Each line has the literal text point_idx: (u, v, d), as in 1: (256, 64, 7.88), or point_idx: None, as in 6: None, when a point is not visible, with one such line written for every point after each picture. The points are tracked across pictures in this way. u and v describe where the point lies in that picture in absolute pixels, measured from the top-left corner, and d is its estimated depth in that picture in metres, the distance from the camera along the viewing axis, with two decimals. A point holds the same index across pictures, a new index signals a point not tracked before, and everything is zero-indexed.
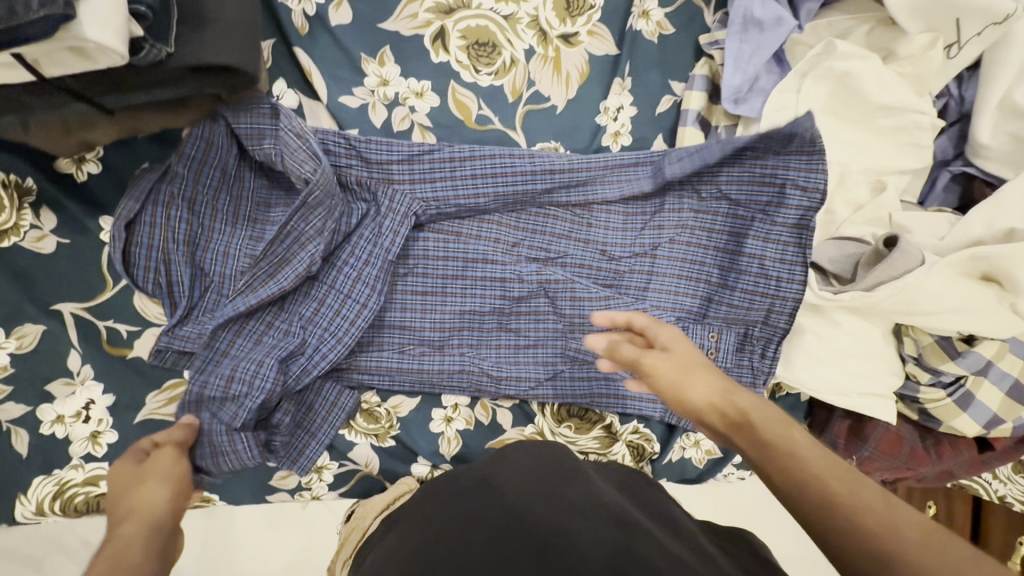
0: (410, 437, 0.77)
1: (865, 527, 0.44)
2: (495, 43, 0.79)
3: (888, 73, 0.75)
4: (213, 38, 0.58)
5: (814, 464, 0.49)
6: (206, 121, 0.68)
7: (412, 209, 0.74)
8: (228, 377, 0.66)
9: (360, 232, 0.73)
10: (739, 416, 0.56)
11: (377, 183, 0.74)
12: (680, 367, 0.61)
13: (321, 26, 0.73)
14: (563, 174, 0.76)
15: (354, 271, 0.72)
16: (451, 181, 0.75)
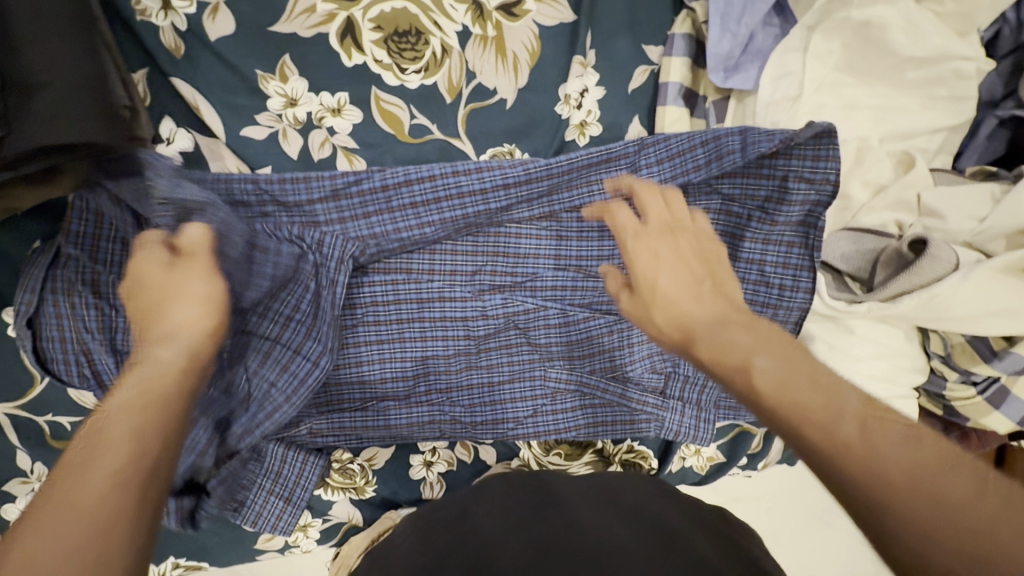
0: (390, 487, 0.73)
1: (865, 463, 0.33)
2: (419, 30, 0.63)
3: (919, 16, 0.59)
4: (49, 107, 0.47)
5: (799, 394, 0.38)
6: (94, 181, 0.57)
7: (347, 251, 0.64)
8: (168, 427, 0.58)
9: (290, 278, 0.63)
10: (697, 335, 0.47)
11: (302, 229, 0.63)
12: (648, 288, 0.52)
13: (198, 43, 0.59)
14: (520, 183, 0.63)
15: (289, 329, 0.63)
16: (387, 212, 0.64)
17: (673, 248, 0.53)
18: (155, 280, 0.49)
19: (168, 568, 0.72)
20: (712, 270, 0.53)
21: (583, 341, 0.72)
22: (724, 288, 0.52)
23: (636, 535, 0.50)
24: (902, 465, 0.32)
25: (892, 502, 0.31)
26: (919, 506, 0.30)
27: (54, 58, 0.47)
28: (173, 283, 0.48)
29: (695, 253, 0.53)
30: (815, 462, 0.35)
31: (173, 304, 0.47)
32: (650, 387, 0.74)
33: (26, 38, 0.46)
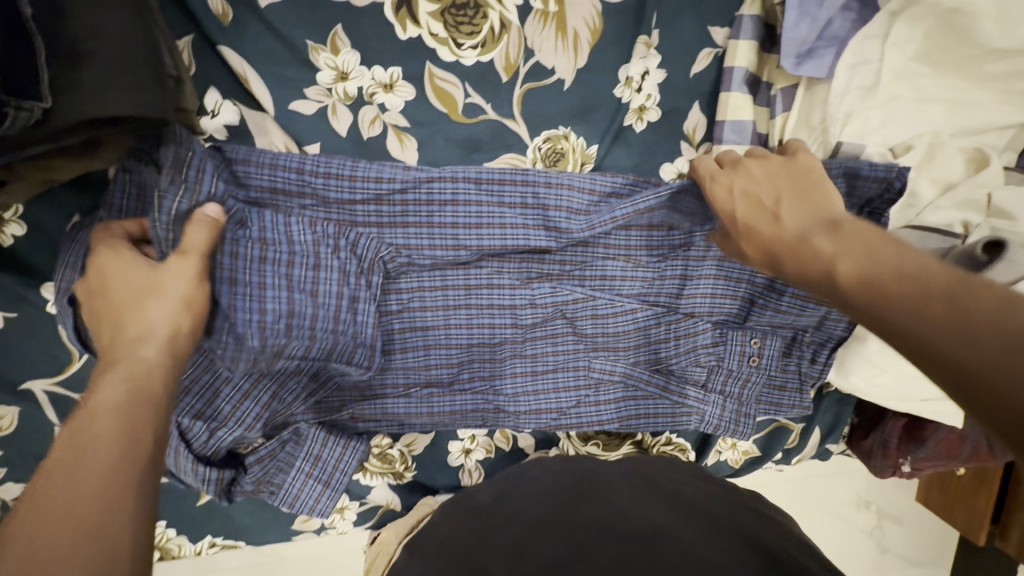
0: (428, 474, 0.73)
1: (938, 305, 0.33)
2: (478, 3, 0.59)
3: (1013, 4, 0.55)
4: (98, 78, 0.44)
5: (858, 251, 0.40)
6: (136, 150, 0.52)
7: (381, 254, 0.60)
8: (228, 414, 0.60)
9: (309, 277, 0.56)
10: (775, 246, 0.48)
11: (336, 228, 0.58)
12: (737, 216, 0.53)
13: (248, 10, 0.56)
14: (587, 214, 0.62)
15: (307, 334, 0.57)
16: (427, 220, 0.60)
17: (750, 185, 0.53)
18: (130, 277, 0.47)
19: (204, 546, 0.72)
20: (803, 186, 0.51)
21: (629, 335, 0.71)
22: (802, 200, 0.49)
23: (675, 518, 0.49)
24: (967, 297, 0.33)
25: (968, 350, 0.30)
26: (993, 334, 0.30)
27: (105, 27, 0.44)
28: (139, 286, 0.47)
29: (770, 181, 0.52)
30: (893, 333, 0.35)
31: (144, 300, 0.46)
32: (692, 379, 0.73)
33: (76, 4, 0.43)
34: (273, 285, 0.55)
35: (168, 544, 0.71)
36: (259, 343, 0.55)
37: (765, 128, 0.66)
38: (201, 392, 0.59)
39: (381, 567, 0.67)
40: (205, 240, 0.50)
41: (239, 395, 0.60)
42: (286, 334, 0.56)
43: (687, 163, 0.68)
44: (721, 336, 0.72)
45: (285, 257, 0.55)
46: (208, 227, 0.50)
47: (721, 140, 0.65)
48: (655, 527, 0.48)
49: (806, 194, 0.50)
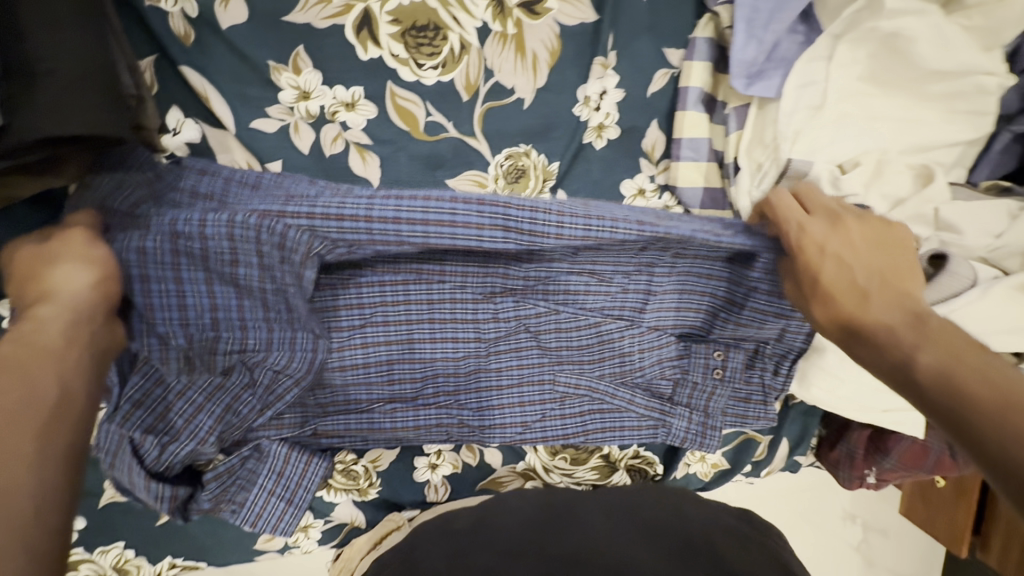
0: (393, 490, 0.72)
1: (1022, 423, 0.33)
2: (438, 25, 0.61)
3: (948, 27, 0.58)
4: (54, 97, 0.45)
5: (950, 353, 0.39)
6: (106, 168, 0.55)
7: (314, 248, 0.55)
8: (179, 427, 0.59)
9: (238, 270, 0.54)
10: (857, 320, 0.47)
11: (259, 217, 0.52)
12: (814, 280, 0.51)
13: (210, 32, 0.57)
14: (558, 217, 0.56)
15: (239, 334, 0.58)
16: (365, 219, 0.54)
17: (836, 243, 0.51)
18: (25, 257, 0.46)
19: (165, 567, 0.71)
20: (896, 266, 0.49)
21: (593, 347, 0.71)
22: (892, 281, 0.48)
23: (646, 549, 0.50)
24: None
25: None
26: None
27: (64, 48, 0.45)
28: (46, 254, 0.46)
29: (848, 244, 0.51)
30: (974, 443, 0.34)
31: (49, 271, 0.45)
32: (656, 392, 0.74)
33: (31, 24, 0.44)
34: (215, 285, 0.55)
35: (126, 566, 0.69)
36: (187, 341, 0.57)
37: (721, 145, 0.68)
38: (154, 408, 0.59)
39: None
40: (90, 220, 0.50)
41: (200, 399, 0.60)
42: (214, 326, 0.57)
43: (647, 179, 0.69)
44: (685, 349, 0.73)
45: (201, 252, 0.53)
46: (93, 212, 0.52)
47: (680, 157, 0.68)
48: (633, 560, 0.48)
49: (894, 274, 0.49)
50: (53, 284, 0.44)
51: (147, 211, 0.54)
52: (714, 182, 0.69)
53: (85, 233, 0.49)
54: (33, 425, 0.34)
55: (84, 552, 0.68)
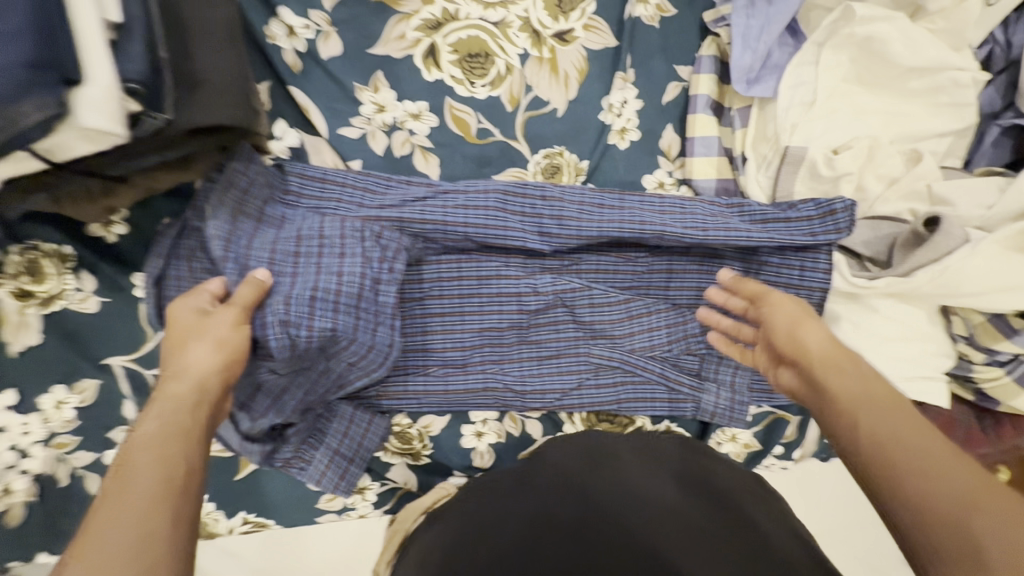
0: (444, 455, 0.79)
1: (941, 504, 0.42)
2: (488, 52, 0.76)
3: (916, 32, 0.69)
4: (206, 98, 0.59)
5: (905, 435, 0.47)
6: (228, 162, 0.68)
7: (403, 244, 0.71)
8: (271, 399, 0.69)
9: (332, 262, 0.66)
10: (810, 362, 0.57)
11: (363, 223, 0.69)
12: (794, 320, 0.61)
13: (313, 61, 0.73)
14: (579, 219, 0.72)
15: (331, 314, 0.64)
16: (442, 219, 0.71)
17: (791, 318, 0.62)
18: (188, 321, 0.58)
19: (237, 524, 0.78)
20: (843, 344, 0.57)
21: (624, 322, 0.79)
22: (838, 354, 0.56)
23: (675, 497, 0.55)
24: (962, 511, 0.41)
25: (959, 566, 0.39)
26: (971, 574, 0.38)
27: (216, 65, 0.60)
28: (201, 327, 0.57)
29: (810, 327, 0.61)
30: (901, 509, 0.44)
31: (188, 346, 0.55)
32: (686, 368, 0.80)
33: (197, 47, 0.59)
34: (321, 277, 0.65)
35: (206, 518, 0.77)
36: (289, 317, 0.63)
37: (729, 143, 0.78)
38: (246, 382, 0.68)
39: (397, 543, 0.72)
40: (252, 296, 0.61)
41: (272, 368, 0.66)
42: (316, 309, 0.63)
43: (665, 174, 0.79)
44: (709, 325, 0.80)
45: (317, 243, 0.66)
46: (255, 287, 0.62)
47: (694, 154, 0.78)
48: (674, 518, 0.51)
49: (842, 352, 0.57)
50: (183, 365, 0.54)
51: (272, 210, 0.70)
52: (726, 174, 0.78)
53: (238, 316, 0.60)
54: (173, 495, 0.43)
55: None
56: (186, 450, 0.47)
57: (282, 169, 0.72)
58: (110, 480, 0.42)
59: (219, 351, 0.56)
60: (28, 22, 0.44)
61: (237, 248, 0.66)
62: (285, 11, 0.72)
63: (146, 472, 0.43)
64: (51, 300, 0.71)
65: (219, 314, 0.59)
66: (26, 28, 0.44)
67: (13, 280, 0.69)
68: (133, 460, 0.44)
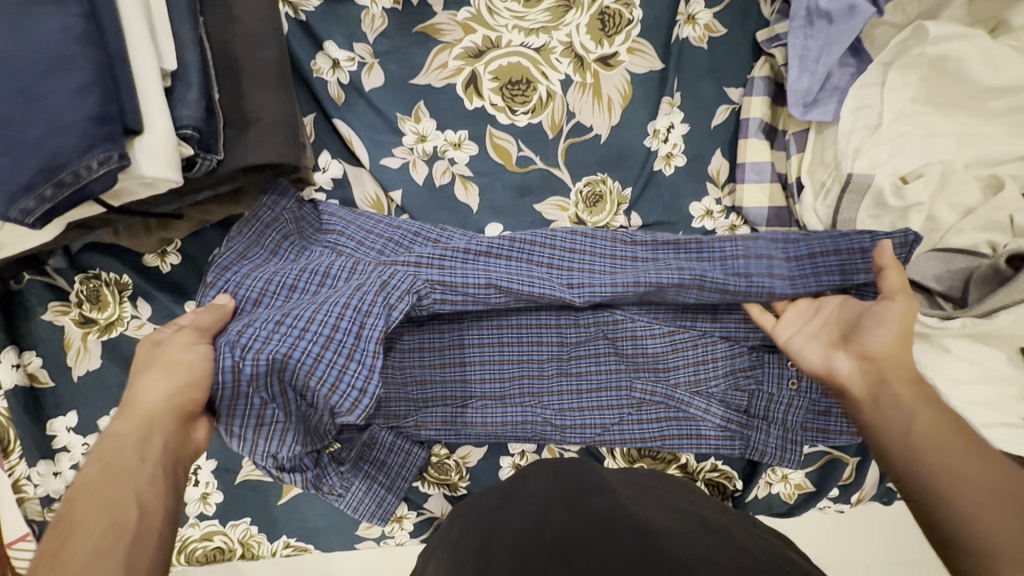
0: (481, 487, 0.78)
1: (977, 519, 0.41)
2: (529, 79, 0.75)
3: (997, 49, 0.63)
4: (257, 137, 0.60)
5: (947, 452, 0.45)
6: (264, 196, 0.69)
7: (414, 286, 0.66)
8: (254, 440, 0.62)
9: (320, 299, 0.63)
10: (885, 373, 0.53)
11: (375, 265, 0.67)
12: (900, 333, 0.55)
13: (356, 93, 0.74)
14: (617, 268, 0.70)
15: (291, 340, 0.60)
16: (460, 268, 0.68)
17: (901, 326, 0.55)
18: (143, 352, 0.58)
19: (279, 547, 0.79)
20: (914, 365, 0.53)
21: (668, 357, 0.76)
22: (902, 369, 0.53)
23: (672, 522, 0.46)
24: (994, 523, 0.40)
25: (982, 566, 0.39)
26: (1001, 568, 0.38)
27: (266, 104, 0.61)
28: (154, 357, 0.57)
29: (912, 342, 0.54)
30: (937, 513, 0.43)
31: (142, 376, 0.56)
32: (734, 405, 0.76)
33: (249, 89, 0.61)
34: (315, 317, 0.61)
35: (250, 540, 0.78)
36: (283, 355, 0.59)
37: (783, 168, 0.75)
38: (249, 422, 0.60)
39: None
40: (212, 321, 0.61)
41: (231, 394, 0.58)
42: (325, 344, 0.61)
43: (714, 202, 0.76)
44: (758, 359, 0.76)
45: (320, 276, 0.67)
46: (218, 313, 0.62)
47: (744, 180, 0.74)
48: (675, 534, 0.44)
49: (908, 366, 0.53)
50: (138, 397, 0.54)
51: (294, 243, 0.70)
52: (779, 202, 0.75)
53: (194, 337, 0.59)
54: (120, 551, 0.42)
55: (218, 524, 0.77)
56: (136, 486, 0.47)
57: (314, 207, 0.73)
58: (56, 531, 0.43)
59: (169, 376, 0.56)
60: (95, 77, 0.45)
61: (235, 277, 0.66)
62: (331, 45, 0.73)
63: (98, 513, 0.44)
64: (111, 326, 0.75)
65: (171, 338, 0.59)
66: (93, 83, 0.45)
67: (77, 308, 0.74)
68: (82, 505, 0.45)
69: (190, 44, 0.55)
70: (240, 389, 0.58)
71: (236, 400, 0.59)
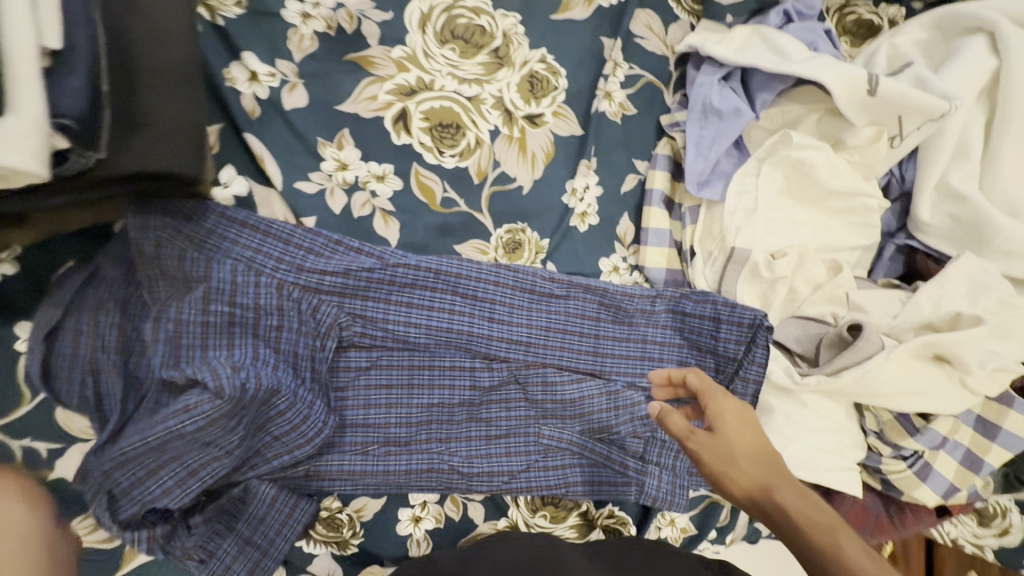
0: (375, 543, 0.71)
1: None
2: (459, 125, 0.77)
3: (838, 160, 0.78)
4: (149, 141, 0.53)
5: (842, 542, 0.53)
6: (129, 218, 0.61)
7: (338, 320, 0.68)
8: (149, 471, 0.57)
9: (273, 333, 0.64)
10: (775, 493, 0.59)
11: (301, 293, 0.67)
12: (726, 449, 0.62)
13: (274, 109, 0.69)
14: (528, 309, 0.76)
15: (270, 367, 0.62)
16: (385, 301, 0.70)
17: (746, 416, 0.64)
18: None
19: None
20: (765, 454, 0.62)
21: (576, 402, 0.77)
22: (754, 461, 0.61)
23: None
24: None
25: None
26: None
27: (163, 107, 0.54)
28: None
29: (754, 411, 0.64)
30: None
31: None
32: (631, 451, 0.80)
33: (147, 87, 0.54)
34: (260, 348, 0.63)
35: None
36: (256, 383, 0.59)
37: (679, 236, 0.84)
38: (148, 462, 0.57)
39: None
40: None
41: (205, 422, 0.55)
42: (294, 371, 0.65)
43: (620, 259, 0.82)
44: None
45: (253, 321, 0.63)
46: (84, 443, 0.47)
47: (647, 243, 0.82)
48: None
49: (772, 464, 0.61)
50: None
51: (193, 263, 0.62)
52: (675, 265, 0.84)
53: None
54: None
55: None
56: None
57: (210, 214, 0.65)
58: None
59: None
60: None
61: (166, 323, 0.60)
62: (250, 56, 0.68)
63: None
64: None
65: None
66: None
67: None
68: None
69: (80, 22, 0.48)
70: (185, 426, 0.55)
71: (165, 444, 0.56)
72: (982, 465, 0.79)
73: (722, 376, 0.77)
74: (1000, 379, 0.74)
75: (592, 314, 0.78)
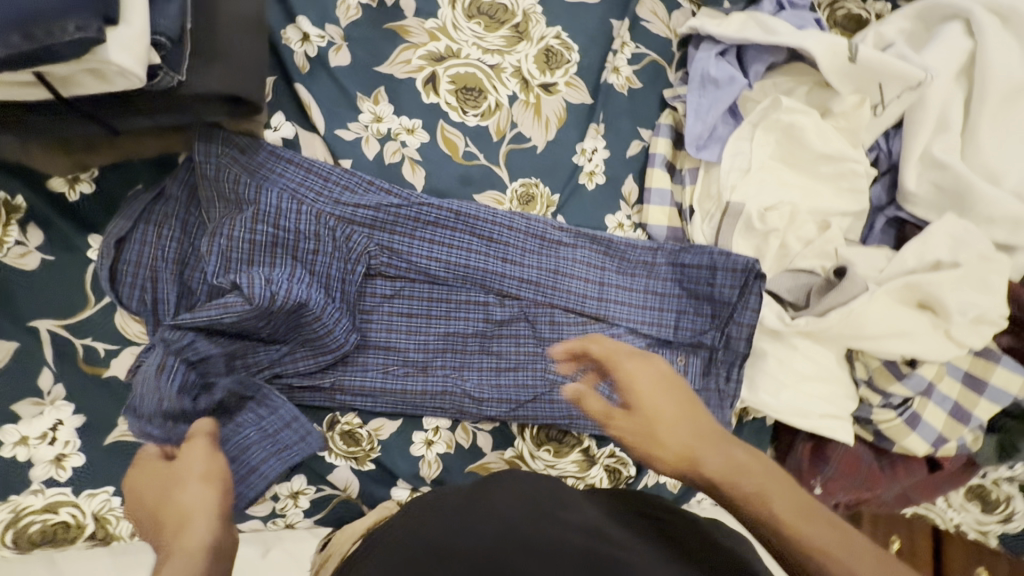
0: (390, 460, 0.76)
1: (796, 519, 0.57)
2: (481, 89, 0.86)
3: (826, 127, 0.86)
4: (223, 73, 0.63)
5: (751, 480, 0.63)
6: (195, 145, 0.71)
7: (368, 249, 0.76)
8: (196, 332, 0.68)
9: (310, 256, 0.72)
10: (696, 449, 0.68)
11: (336, 222, 0.74)
12: (646, 420, 0.72)
13: (321, 67, 0.79)
14: (539, 253, 0.83)
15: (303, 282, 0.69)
16: (409, 237, 0.78)
17: (657, 376, 0.76)
18: None
19: (142, 526, 0.68)
20: (686, 413, 0.72)
21: (581, 342, 0.82)
22: (678, 423, 0.71)
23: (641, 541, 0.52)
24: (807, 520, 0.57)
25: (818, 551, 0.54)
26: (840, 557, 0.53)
27: (237, 46, 0.64)
28: None
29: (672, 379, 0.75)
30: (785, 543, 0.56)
31: None
32: None
33: (225, 27, 0.64)
34: (298, 266, 0.71)
35: (107, 515, 0.67)
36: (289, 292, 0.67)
37: (680, 197, 0.91)
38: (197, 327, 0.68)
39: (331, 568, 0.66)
40: None
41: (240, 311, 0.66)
42: (326, 289, 0.72)
43: (624, 217, 0.90)
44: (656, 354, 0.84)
45: (294, 242, 0.71)
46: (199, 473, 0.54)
47: (650, 202, 0.89)
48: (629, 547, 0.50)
49: (691, 422, 0.71)
50: None
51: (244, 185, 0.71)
52: (675, 223, 0.90)
53: None
54: None
55: (71, 493, 0.66)
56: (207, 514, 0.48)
57: (265, 148, 0.75)
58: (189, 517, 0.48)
59: None
60: None
61: (219, 238, 0.69)
62: (303, 21, 0.79)
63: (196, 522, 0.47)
64: None
65: None
66: None
67: None
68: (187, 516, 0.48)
69: None
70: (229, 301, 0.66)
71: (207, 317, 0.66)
72: (970, 418, 0.82)
73: (718, 321, 0.82)
74: (983, 330, 0.78)
75: (597, 261, 0.85)
